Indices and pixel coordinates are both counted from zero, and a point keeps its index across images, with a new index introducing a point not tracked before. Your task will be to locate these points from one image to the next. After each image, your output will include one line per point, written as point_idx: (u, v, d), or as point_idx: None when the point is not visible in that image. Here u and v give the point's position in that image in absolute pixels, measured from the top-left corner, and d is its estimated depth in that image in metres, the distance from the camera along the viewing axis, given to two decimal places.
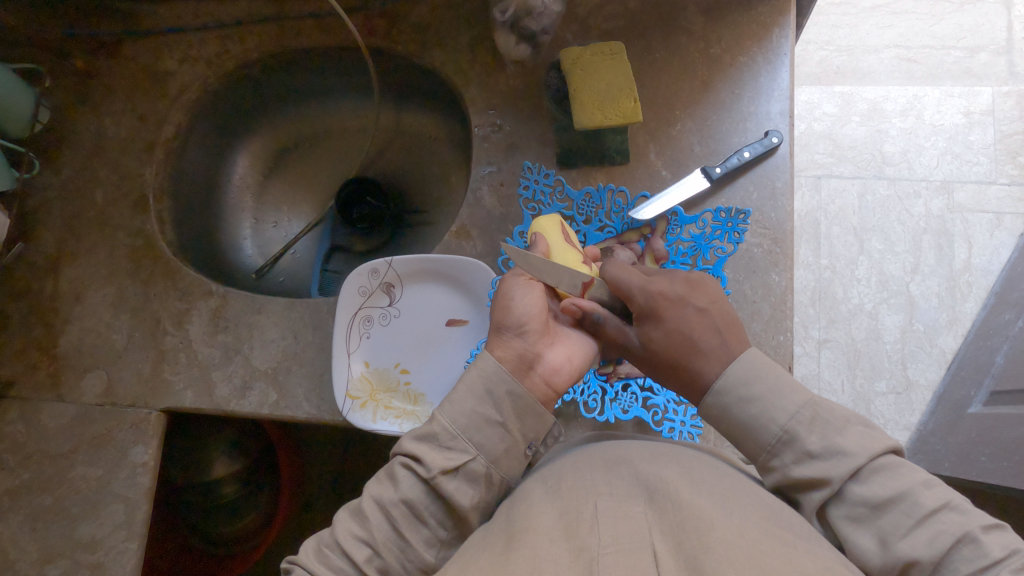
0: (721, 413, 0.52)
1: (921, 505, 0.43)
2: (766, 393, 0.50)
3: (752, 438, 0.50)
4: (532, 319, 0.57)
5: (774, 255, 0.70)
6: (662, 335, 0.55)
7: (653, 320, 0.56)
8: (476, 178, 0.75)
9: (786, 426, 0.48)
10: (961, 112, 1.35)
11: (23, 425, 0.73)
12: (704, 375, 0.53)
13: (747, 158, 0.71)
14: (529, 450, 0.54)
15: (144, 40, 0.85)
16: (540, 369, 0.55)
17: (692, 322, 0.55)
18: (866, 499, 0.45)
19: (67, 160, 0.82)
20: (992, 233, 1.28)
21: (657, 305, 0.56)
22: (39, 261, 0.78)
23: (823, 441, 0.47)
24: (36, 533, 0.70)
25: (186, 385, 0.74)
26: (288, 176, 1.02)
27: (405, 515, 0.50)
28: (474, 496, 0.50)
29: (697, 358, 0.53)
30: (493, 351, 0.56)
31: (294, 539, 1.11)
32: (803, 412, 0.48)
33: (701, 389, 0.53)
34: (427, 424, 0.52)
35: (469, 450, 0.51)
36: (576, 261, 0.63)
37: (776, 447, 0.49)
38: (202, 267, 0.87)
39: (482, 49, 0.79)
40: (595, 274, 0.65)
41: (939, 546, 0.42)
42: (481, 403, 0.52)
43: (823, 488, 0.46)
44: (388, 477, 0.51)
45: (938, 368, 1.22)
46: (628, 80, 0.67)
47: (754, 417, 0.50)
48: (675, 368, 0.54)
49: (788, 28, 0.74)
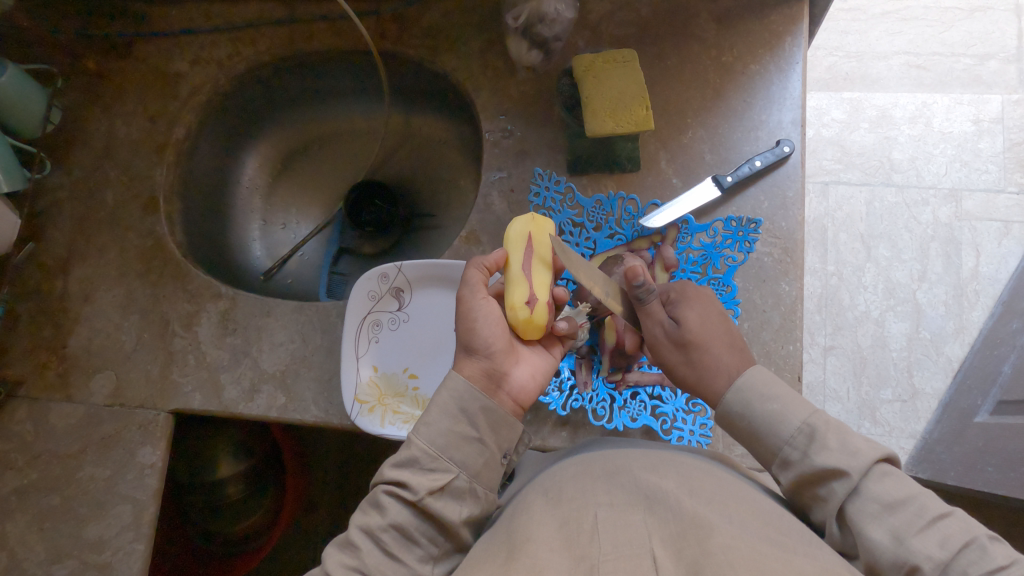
0: (744, 410, 0.53)
1: (930, 509, 0.43)
2: (784, 393, 0.52)
3: (774, 434, 0.51)
4: (497, 339, 0.58)
5: (785, 265, 0.70)
6: (697, 314, 0.58)
7: (688, 301, 0.59)
8: (486, 183, 0.75)
9: (807, 420, 0.50)
10: (970, 119, 1.35)
11: (31, 425, 0.73)
12: (727, 365, 0.56)
13: (758, 167, 0.71)
14: (506, 458, 0.55)
15: (155, 41, 0.85)
16: (507, 387, 0.57)
17: (721, 317, 0.58)
18: (879, 496, 0.45)
19: (78, 160, 0.82)
20: (1000, 241, 1.27)
21: (692, 294, 0.60)
22: (48, 261, 0.79)
23: (839, 439, 0.48)
24: (44, 533, 0.70)
25: (194, 387, 0.74)
26: (297, 178, 1.02)
27: (397, 538, 0.49)
28: (464, 510, 0.51)
29: (726, 342, 0.57)
30: (460, 371, 0.57)
31: (298, 541, 1.11)
32: (820, 413, 0.50)
33: (725, 376, 0.55)
34: (405, 449, 0.52)
35: (452, 469, 0.51)
36: (519, 298, 0.59)
37: (795, 439, 0.50)
38: (212, 268, 0.87)
39: (493, 54, 0.79)
40: (538, 318, 0.59)
41: (950, 547, 0.41)
42: (457, 422, 0.53)
43: (842, 479, 0.46)
44: (373, 506, 0.50)
45: (944, 376, 1.22)
46: (640, 88, 0.67)
47: (774, 413, 0.51)
48: (702, 352, 0.57)
49: (800, 37, 0.74)
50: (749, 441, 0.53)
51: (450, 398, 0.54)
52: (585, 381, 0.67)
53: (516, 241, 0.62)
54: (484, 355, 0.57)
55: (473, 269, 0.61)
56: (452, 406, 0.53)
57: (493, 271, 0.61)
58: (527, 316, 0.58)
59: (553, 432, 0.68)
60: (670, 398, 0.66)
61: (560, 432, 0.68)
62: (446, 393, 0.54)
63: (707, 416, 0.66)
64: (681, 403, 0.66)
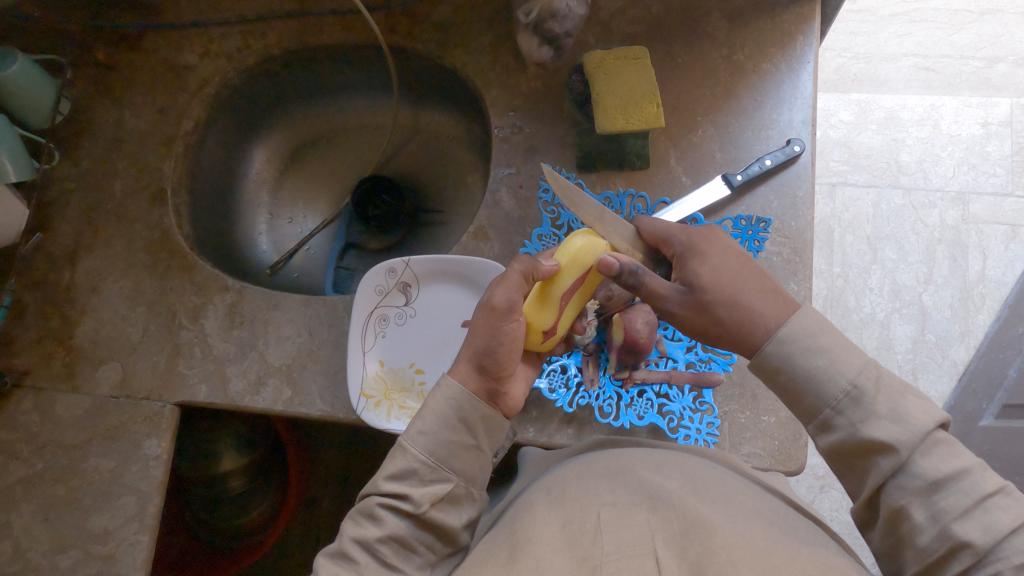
0: (784, 363, 0.51)
1: (979, 487, 0.44)
2: (833, 345, 0.50)
3: (816, 393, 0.50)
4: (509, 363, 0.55)
5: (794, 264, 0.70)
6: (709, 270, 0.56)
7: (698, 257, 0.57)
8: (494, 179, 0.75)
9: (855, 381, 0.49)
10: (978, 122, 1.34)
11: (37, 415, 0.73)
12: (762, 313, 0.53)
13: (768, 166, 0.70)
14: (496, 456, 0.57)
15: (165, 33, 0.85)
16: (502, 404, 0.57)
17: (737, 262, 0.57)
18: (926, 473, 0.45)
19: (86, 152, 0.82)
20: (1007, 245, 1.27)
21: (700, 243, 0.58)
22: (56, 252, 0.79)
23: (889, 403, 0.47)
24: (49, 523, 0.70)
25: (200, 379, 0.74)
26: (303, 173, 1.02)
27: (395, 549, 0.50)
28: (463, 515, 0.52)
29: (745, 294, 0.55)
30: (464, 384, 0.55)
31: (299, 536, 1.12)
32: (868, 370, 0.49)
33: (763, 327, 0.53)
34: (401, 459, 0.51)
35: (451, 479, 0.52)
36: (540, 326, 0.58)
37: (841, 403, 0.49)
38: (219, 262, 0.87)
39: (503, 51, 0.79)
40: (544, 346, 0.61)
41: (995, 531, 0.43)
42: (456, 433, 0.53)
43: (889, 455, 0.46)
44: (368, 517, 0.50)
45: (949, 379, 1.21)
46: (651, 87, 0.67)
47: (821, 368, 0.50)
48: (729, 305, 0.54)
49: (812, 36, 0.74)
50: (791, 396, 0.52)
51: (446, 396, 0.53)
52: (592, 378, 0.67)
53: (578, 266, 0.58)
54: (493, 376, 0.55)
55: (520, 274, 0.56)
56: (450, 401, 0.53)
57: (536, 280, 0.57)
58: (539, 342, 0.60)
59: (559, 429, 0.68)
60: (677, 396, 0.66)
61: (566, 429, 0.68)
62: (442, 396, 0.53)
63: (714, 416, 0.66)
64: (688, 402, 0.66)
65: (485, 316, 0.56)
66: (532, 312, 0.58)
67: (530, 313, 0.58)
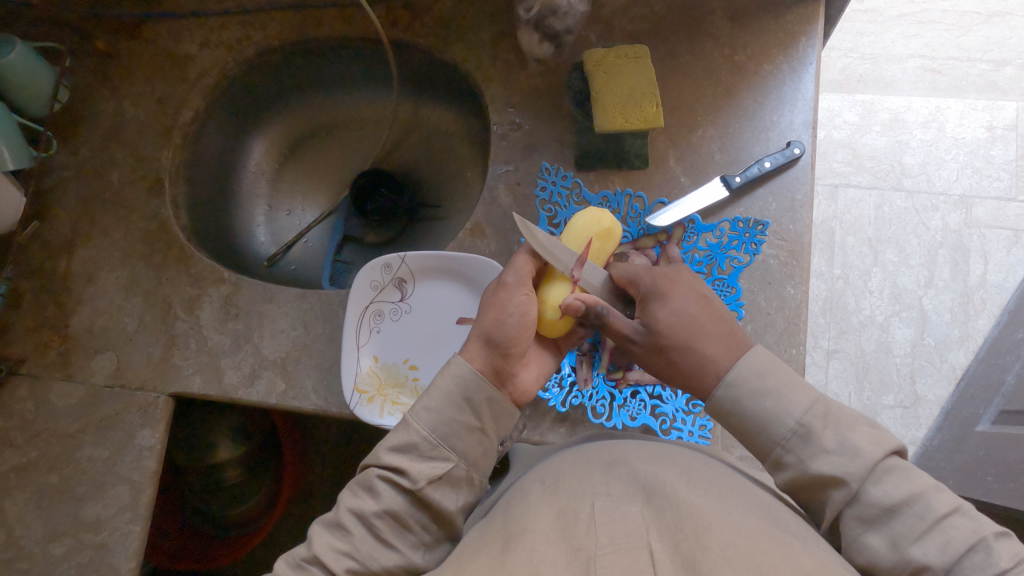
0: (734, 407, 0.51)
1: (934, 508, 0.42)
2: (780, 386, 0.50)
3: (765, 434, 0.49)
4: (519, 341, 0.55)
5: (791, 268, 0.70)
6: (666, 314, 0.56)
7: (658, 300, 0.57)
8: (492, 176, 0.75)
9: (801, 420, 0.48)
10: (983, 126, 1.33)
11: (32, 403, 0.74)
12: (712, 357, 0.53)
13: (767, 168, 0.70)
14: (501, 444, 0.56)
15: (164, 22, 0.84)
16: (511, 389, 0.56)
17: (698, 305, 0.56)
18: (879, 500, 0.44)
19: (85, 140, 0.82)
20: (1009, 250, 1.26)
21: (663, 286, 0.57)
22: (52, 241, 0.79)
23: (837, 437, 0.46)
24: (41, 511, 0.70)
25: (195, 370, 0.74)
26: (303, 167, 1.02)
27: (390, 525, 0.49)
28: (461, 499, 0.52)
29: (700, 338, 0.54)
30: (471, 362, 0.55)
31: (294, 527, 1.12)
32: (815, 408, 0.48)
33: (713, 371, 0.53)
34: (404, 433, 0.51)
35: (451, 459, 0.51)
36: (557, 298, 0.59)
37: (790, 441, 0.48)
38: (216, 253, 0.87)
39: (504, 47, 0.78)
40: (568, 323, 0.60)
41: (951, 551, 0.41)
42: (460, 412, 0.52)
43: (840, 487, 0.45)
44: (366, 490, 0.50)
45: (947, 384, 1.21)
46: (652, 85, 0.66)
47: (767, 411, 0.49)
48: (682, 350, 0.54)
49: (815, 38, 0.73)
50: (744, 436, 0.51)
51: (453, 374, 0.53)
52: (585, 378, 0.67)
53: (582, 237, 0.62)
54: (500, 354, 0.55)
55: (527, 254, 0.61)
56: (458, 378, 0.53)
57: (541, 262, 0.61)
58: (554, 318, 0.59)
59: (551, 429, 0.68)
60: (671, 398, 0.66)
61: (559, 428, 0.68)
62: (451, 375, 0.53)
63: (707, 418, 0.67)
64: (682, 404, 0.66)
65: (496, 293, 0.58)
66: (544, 290, 0.61)
67: (547, 291, 0.60)
